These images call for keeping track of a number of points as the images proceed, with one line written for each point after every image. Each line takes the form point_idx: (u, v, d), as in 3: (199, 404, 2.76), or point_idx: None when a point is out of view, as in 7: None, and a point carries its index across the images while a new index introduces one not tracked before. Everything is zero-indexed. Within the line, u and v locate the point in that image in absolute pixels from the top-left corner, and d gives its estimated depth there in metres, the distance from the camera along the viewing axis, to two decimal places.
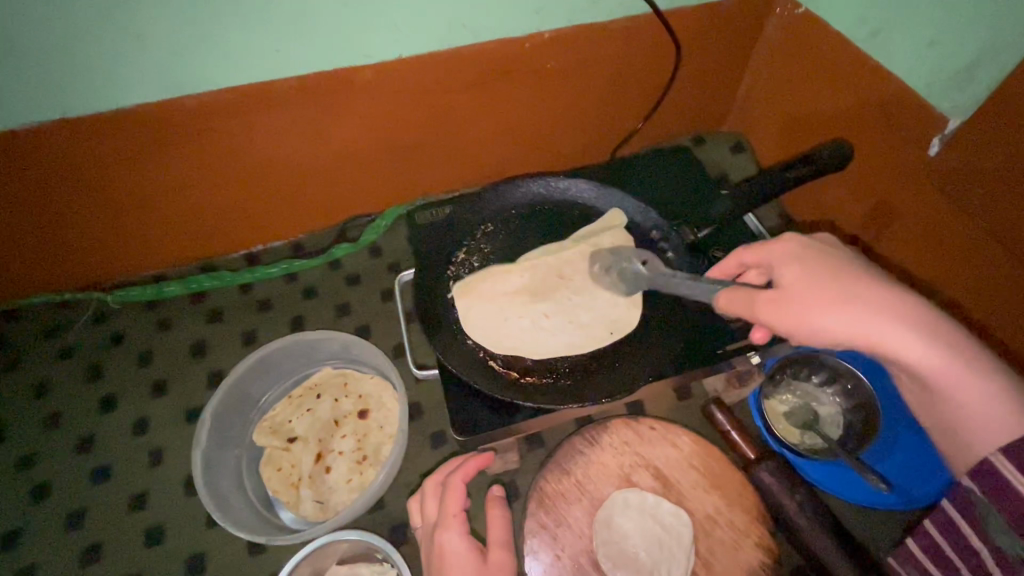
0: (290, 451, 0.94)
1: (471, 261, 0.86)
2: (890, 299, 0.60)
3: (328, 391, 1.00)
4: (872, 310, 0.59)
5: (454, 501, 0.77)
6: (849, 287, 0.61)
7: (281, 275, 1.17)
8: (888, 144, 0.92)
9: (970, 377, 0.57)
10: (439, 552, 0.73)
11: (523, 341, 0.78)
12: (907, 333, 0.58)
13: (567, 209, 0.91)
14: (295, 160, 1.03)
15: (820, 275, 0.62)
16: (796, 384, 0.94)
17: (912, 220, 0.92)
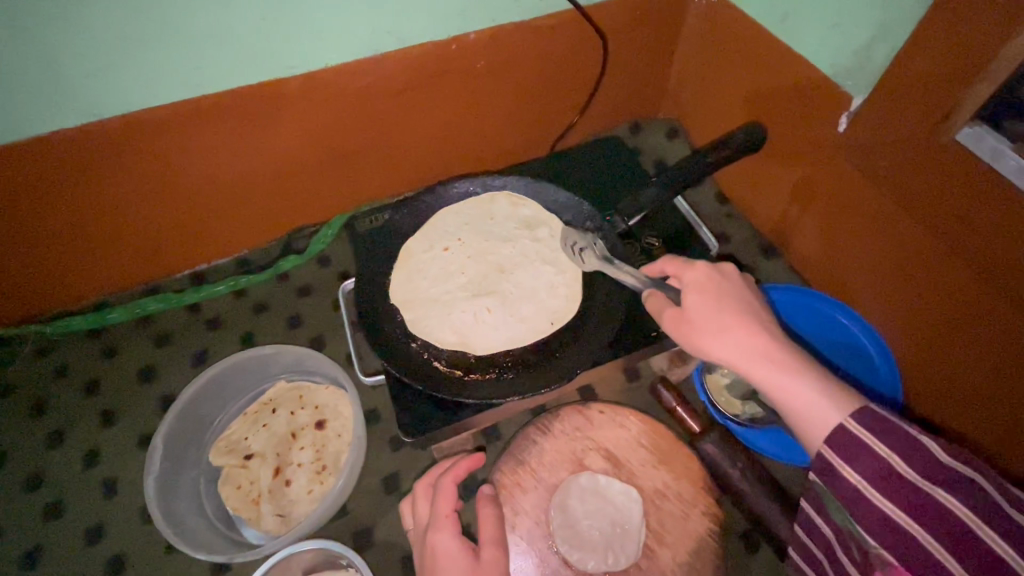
0: (247, 468, 0.94)
1: (411, 264, 0.87)
2: (755, 327, 0.59)
3: (284, 405, 1.00)
4: (733, 335, 0.58)
5: (446, 501, 0.71)
6: (725, 311, 0.60)
7: (228, 292, 1.16)
8: (803, 122, 0.97)
9: (810, 398, 0.55)
10: (431, 554, 0.68)
11: (467, 337, 0.78)
12: (758, 358, 0.57)
13: (502, 206, 0.93)
14: (231, 175, 1.02)
15: (707, 296, 0.61)
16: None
17: (829, 193, 0.97)
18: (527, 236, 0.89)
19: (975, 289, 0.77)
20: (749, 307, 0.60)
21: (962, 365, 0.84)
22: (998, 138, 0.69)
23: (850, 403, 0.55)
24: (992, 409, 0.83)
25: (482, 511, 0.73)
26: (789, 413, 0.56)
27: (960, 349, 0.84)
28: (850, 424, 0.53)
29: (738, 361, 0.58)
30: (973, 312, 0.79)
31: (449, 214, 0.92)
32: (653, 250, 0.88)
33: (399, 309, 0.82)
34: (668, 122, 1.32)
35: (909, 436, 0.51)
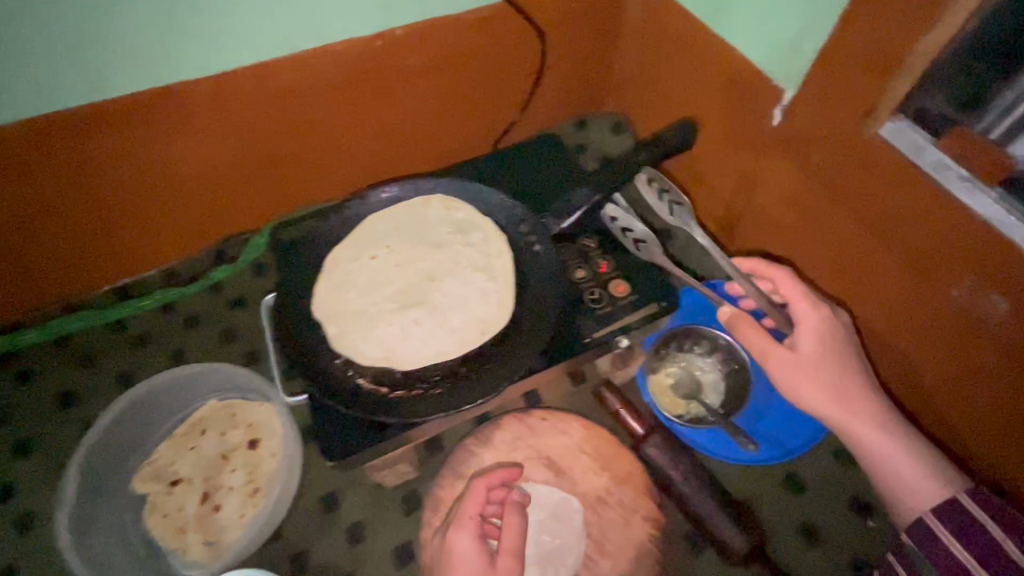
0: (174, 495, 0.89)
1: (337, 274, 0.82)
2: (865, 387, 0.74)
3: (213, 426, 0.95)
4: (856, 399, 0.73)
5: (472, 504, 0.71)
6: (837, 367, 0.74)
7: (157, 307, 1.10)
8: (738, 116, 0.95)
9: (907, 466, 0.68)
10: (447, 552, 0.68)
11: (394, 351, 0.75)
12: (874, 419, 0.71)
13: (433, 210, 0.89)
14: (149, 185, 0.95)
15: (820, 350, 0.75)
16: (681, 357, 0.97)
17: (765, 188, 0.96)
18: (459, 241, 0.86)
19: (904, 285, 0.77)
20: (852, 369, 0.74)
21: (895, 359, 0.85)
22: (919, 133, 0.70)
23: (947, 481, 0.67)
24: (927, 400, 0.83)
25: (508, 514, 0.70)
26: (884, 468, 0.70)
27: (890, 344, 0.84)
28: (961, 496, 0.61)
29: (844, 415, 0.72)
30: (902, 308, 0.79)
31: (378, 220, 0.87)
32: (589, 252, 0.84)
33: (322, 324, 0.77)
34: (615, 115, 1.29)
35: (1002, 506, 0.58)
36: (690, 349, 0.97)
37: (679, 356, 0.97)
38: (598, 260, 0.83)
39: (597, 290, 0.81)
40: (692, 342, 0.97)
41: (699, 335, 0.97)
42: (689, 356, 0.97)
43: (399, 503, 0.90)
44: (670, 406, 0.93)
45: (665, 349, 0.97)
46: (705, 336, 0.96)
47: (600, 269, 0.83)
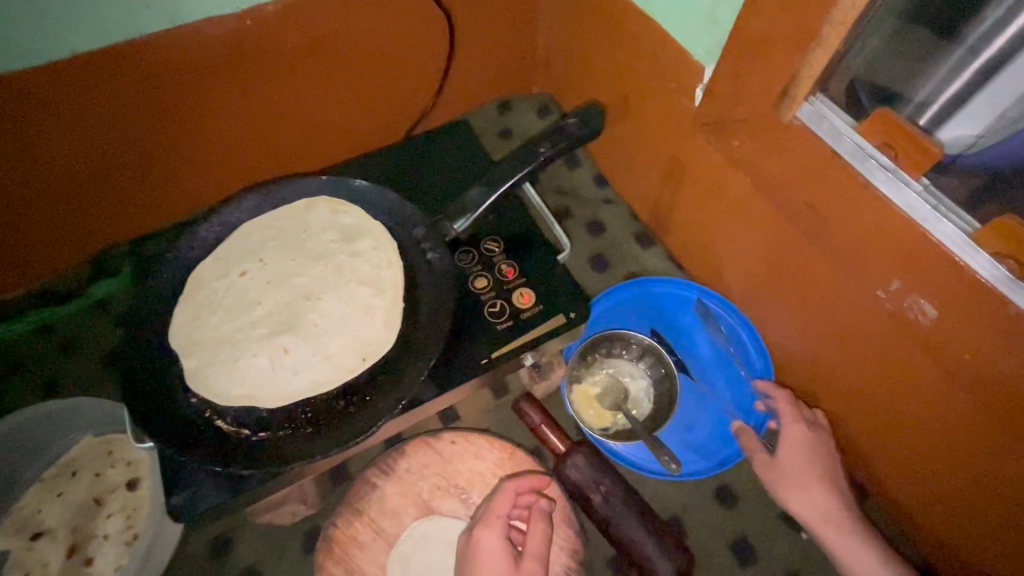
0: (36, 549, 0.78)
1: (200, 295, 0.71)
2: (835, 493, 0.74)
3: (86, 466, 0.85)
4: (824, 505, 0.74)
5: (503, 501, 0.67)
6: (817, 473, 0.75)
7: (26, 330, 0.96)
8: (662, 98, 0.86)
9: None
10: (473, 549, 0.64)
11: (260, 386, 0.65)
12: (840, 526, 0.72)
13: (315, 215, 0.78)
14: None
15: (799, 456, 0.76)
16: (608, 363, 0.89)
17: (695, 178, 0.87)
18: (344, 251, 0.75)
19: (841, 287, 0.68)
20: (833, 480, 0.75)
21: (830, 362, 0.78)
22: (839, 116, 0.61)
23: None
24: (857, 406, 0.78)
25: (537, 517, 0.67)
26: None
27: (827, 346, 0.77)
28: None
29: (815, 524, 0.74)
30: (843, 310, 0.70)
31: (251, 230, 0.76)
32: (492, 257, 0.76)
33: (179, 356, 0.67)
34: (542, 98, 1.18)
35: None
36: (617, 355, 0.89)
37: (605, 362, 0.89)
38: (501, 266, 0.75)
39: (498, 301, 0.72)
40: (619, 346, 0.89)
41: (627, 337, 0.88)
42: (615, 362, 0.89)
43: (298, 542, 0.81)
44: (591, 419, 0.84)
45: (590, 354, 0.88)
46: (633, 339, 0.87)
47: (505, 276, 0.74)
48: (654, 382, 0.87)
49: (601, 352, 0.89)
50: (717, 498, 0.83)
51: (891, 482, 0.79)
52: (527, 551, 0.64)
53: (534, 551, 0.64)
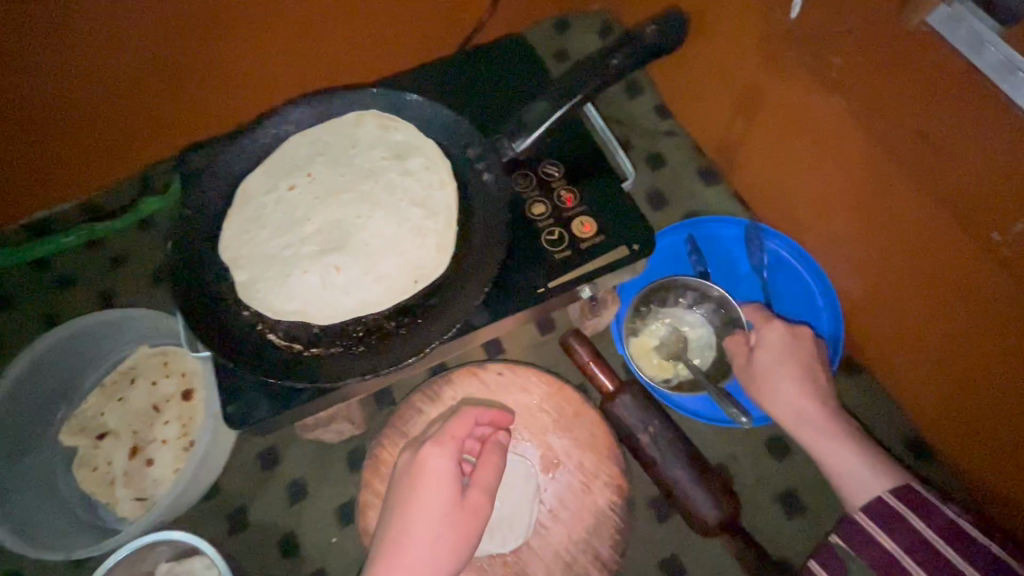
0: (102, 448, 0.83)
1: (250, 210, 0.69)
2: (812, 391, 0.70)
3: (143, 375, 0.87)
4: (804, 406, 0.70)
5: (460, 427, 0.62)
6: (795, 374, 0.71)
7: (81, 244, 0.98)
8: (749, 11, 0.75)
9: (851, 471, 0.66)
10: (418, 466, 0.60)
11: (310, 302, 0.64)
12: (820, 426, 0.69)
13: (364, 131, 0.74)
14: (54, 110, 0.80)
15: (776, 356, 0.72)
16: (664, 310, 0.83)
17: (776, 106, 0.77)
18: (394, 168, 0.71)
19: (943, 229, 0.60)
20: (816, 379, 0.71)
21: (912, 314, 0.71)
22: (981, 18, 0.52)
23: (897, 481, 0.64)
24: (935, 363, 0.72)
25: (496, 452, 0.63)
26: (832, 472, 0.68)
27: (914, 297, 0.70)
28: (888, 496, 0.60)
29: (791, 425, 0.71)
30: (942, 256, 0.63)
31: (298, 144, 0.73)
32: (550, 182, 0.71)
33: (229, 268, 0.66)
34: (602, 16, 1.07)
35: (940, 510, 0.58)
36: (674, 299, 0.83)
37: (660, 310, 0.83)
38: (561, 193, 0.70)
39: (556, 229, 0.68)
40: (676, 290, 0.82)
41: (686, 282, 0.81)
42: (672, 308, 0.83)
43: (344, 459, 0.83)
44: (653, 371, 0.81)
45: (645, 302, 0.82)
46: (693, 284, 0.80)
47: (564, 202, 0.69)
48: (715, 325, 0.82)
49: (658, 298, 0.83)
50: (770, 448, 0.80)
51: (966, 445, 0.74)
52: (482, 481, 0.61)
53: (487, 483, 0.61)
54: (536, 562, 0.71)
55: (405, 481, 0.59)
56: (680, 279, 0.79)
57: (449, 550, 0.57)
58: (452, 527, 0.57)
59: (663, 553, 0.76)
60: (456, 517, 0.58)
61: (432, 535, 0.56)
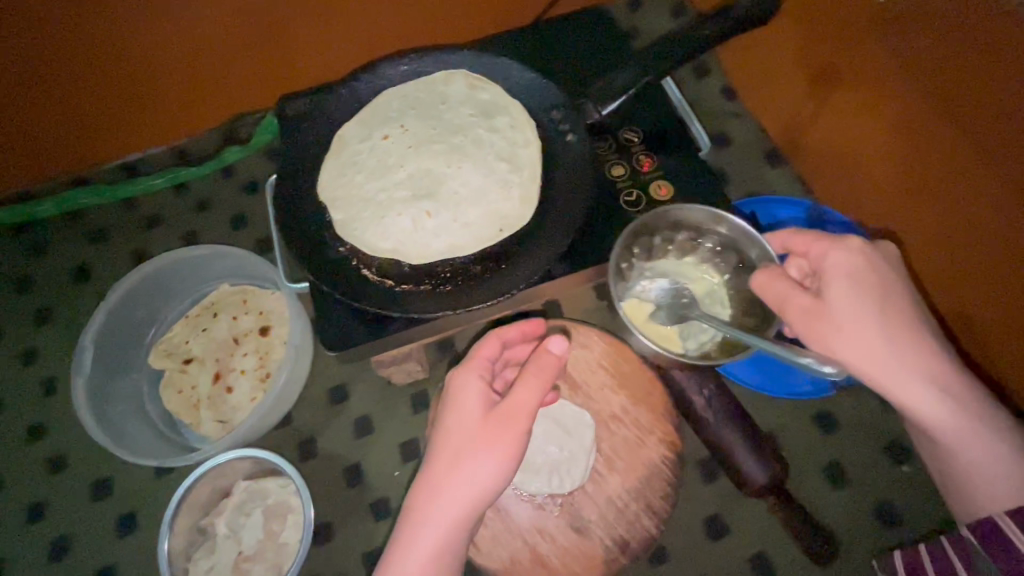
0: (187, 373, 0.89)
1: (347, 156, 0.74)
2: (915, 343, 0.53)
3: (226, 310, 0.93)
4: (912, 374, 0.52)
5: (488, 347, 0.61)
6: (900, 330, 0.53)
7: (168, 187, 1.04)
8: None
9: (987, 456, 0.53)
10: (452, 393, 0.59)
11: (402, 242, 0.69)
12: (940, 400, 0.52)
13: (453, 89, 0.78)
14: (182, 63, 0.89)
15: (865, 305, 0.53)
16: (652, 266, 0.72)
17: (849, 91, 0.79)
18: (481, 125, 0.75)
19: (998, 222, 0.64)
20: (911, 326, 0.53)
21: (962, 291, 0.74)
22: None
23: None
24: (982, 348, 0.74)
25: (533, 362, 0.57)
26: (962, 461, 0.54)
27: (981, 286, 0.71)
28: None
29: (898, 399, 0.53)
30: (997, 243, 0.66)
31: (392, 98, 0.78)
32: (630, 147, 0.74)
33: (327, 208, 0.71)
34: None
35: None
36: (663, 245, 0.72)
37: (649, 262, 0.73)
38: (640, 157, 0.73)
39: (634, 191, 0.71)
40: (663, 235, 0.71)
41: (665, 220, 0.69)
42: (660, 254, 0.73)
43: (407, 401, 0.88)
44: (659, 332, 0.70)
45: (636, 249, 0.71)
46: (696, 219, 0.69)
47: (642, 167, 0.73)
48: (721, 266, 0.72)
49: (644, 249, 0.71)
50: (818, 420, 0.83)
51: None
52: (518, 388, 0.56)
53: (527, 391, 0.56)
54: (590, 506, 0.74)
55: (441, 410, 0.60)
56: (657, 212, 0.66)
57: (499, 462, 0.54)
58: (487, 439, 0.55)
59: (708, 511, 0.79)
60: (488, 429, 0.55)
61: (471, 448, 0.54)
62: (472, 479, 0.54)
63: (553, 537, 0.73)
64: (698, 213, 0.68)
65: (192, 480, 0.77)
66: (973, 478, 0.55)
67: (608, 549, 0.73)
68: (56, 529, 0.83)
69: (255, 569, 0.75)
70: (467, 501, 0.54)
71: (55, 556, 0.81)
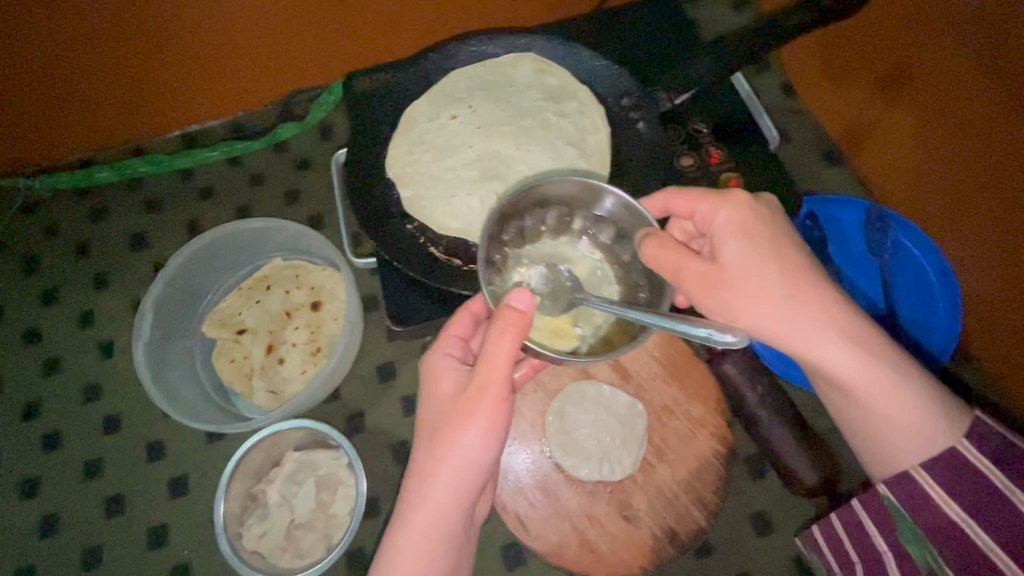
0: (240, 343, 0.91)
1: (416, 135, 0.75)
2: (808, 304, 0.51)
3: (279, 284, 0.94)
4: (812, 319, 0.51)
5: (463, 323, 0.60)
6: (778, 275, 0.52)
7: (223, 159, 1.04)
8: (892, 19, 0.77)
9: (899, 406, 0.50)
10: (428, 371, 0.59)
11: (471, 222, 0.69)
12: (849, 347, 0.50)
13: (522, 72, 0.78)
14: (259, 51, 0.93)
15: (754, 251, 0.53)
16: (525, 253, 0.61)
17: (898, 111, 0.82)
18: (550, 109, 0.75)
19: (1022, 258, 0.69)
20: (798, 284, 0.52)
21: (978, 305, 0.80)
22: None
23: (951, 413, 0.49)
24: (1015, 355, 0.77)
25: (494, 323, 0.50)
26: (873, 416, 0.51)
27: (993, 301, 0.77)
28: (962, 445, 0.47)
29: (802, 347, 0.51)
30: (1012, 271, 0.72)
31: (461, 78, 0.78)
32: (699, 138, 0.74)
33: (396, 185, 0.72)
34: None
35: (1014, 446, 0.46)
36: (536, 221, 0.61)
37: (526, 247, 0.62)
38: (708, 149, 0.73)
39: (703, 182, 0.71)
40: (533, 216, 0.60)
41: (529, 198, 0.57)
42: (535, 236, 0.62)
43: None
44: (558, 327, 0.60)
45: (506, 236, 0.59)
46: (567, 191, 0.57)
47: (711, 159, 0.72)
48: (598, 241, 0.62)
49: (514, 234, 0.60)
50: None
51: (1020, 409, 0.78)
52: (488, 353, 0.51)
53: (495, 356, 0.51)
54: (640, 495, 0.75)
55: (421, 392, 0.59)
56: (523, 191, 0.54)
57: (481, 433, 0.52)
58: (463, 414, 0.52)
59: (755, 508, 0.79)
60: (463, 404, 0.52)
61: (449, 427, 0.52)
62: (458, 457, 0.52)
63: (602, 523, 0.74)
64: (561, 183, 0.56)
65: (248, 447, 0.79)
66: (902, 446, 0.50)
67: (657, 538, 0.73)
68: (112, 487, 0.85)
69: (306, 537, 0.76)
70: (457, 478, 0.52)
71: (110, 513, 0.84)
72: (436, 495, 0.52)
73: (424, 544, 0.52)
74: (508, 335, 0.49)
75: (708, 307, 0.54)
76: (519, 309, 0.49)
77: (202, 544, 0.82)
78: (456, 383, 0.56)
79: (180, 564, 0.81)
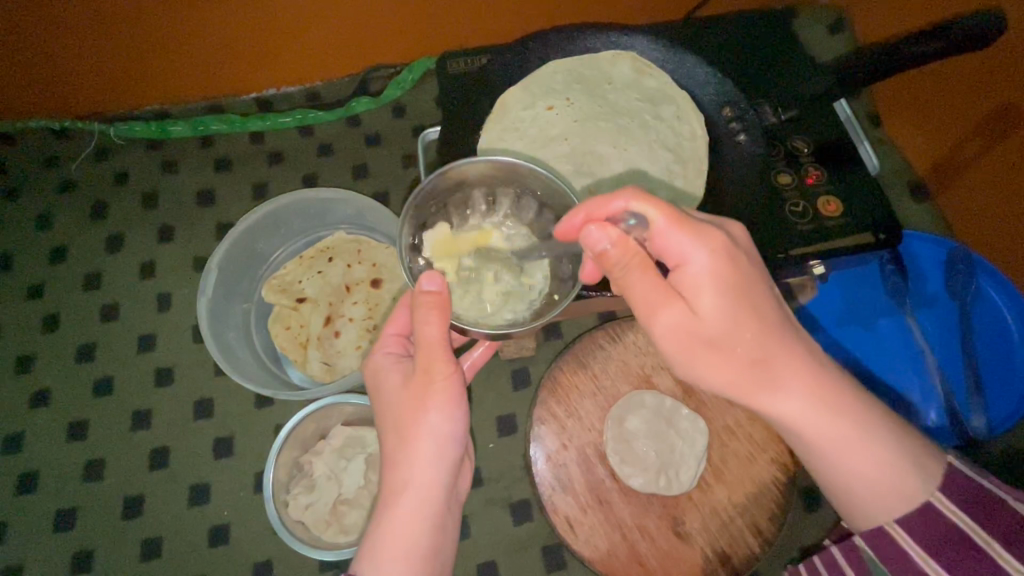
0: (299, 312, 0.90)
1: (511, 122, 0.74)
2: (781, 350, 0.47)
3: (340, 256, 0.93)
4: (781, 375, 0.47)
5: (394, 321, 0.62)
6: (749, 335, 0.46)
7: (294, 126, 1.03)
8: (981, 83, 0.77)
9: (880, 463, 0.47)
10: (373, 374, 0.60)
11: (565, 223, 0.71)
12: (813, 402, 0.47)
13: (623, 72, 0.76)
14: (351, 34, 0.94)
15: (728, 308, 0.46)
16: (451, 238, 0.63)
17: (978, 171, 0.83)
18: (647, 112, 0.75)
19: None
20: (773, 327, 0.47)
21: None
22: None
23: (924, 465, 0.48)
24: None
25: (416, 311, 0.53)
26: (845, 479, 0.49)
27: None
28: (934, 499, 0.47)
29: (777, 410, 0.48)
30: None
31: (557, 70, 0.77)
32: (799, 156, 0.73)
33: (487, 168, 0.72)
34: (833, 12, 0.98)
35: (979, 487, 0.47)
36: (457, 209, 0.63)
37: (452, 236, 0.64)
38: (808, 169, 0.72)
39: (801, 202, 0.70)
40: (456, 201, 0.61)
41: (448, 182, 0.58)
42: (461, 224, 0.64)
43: (509, 377, 0.87)
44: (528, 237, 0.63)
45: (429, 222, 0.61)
46: (484, 174, 0.59)
47: (809, 178, 0.72)
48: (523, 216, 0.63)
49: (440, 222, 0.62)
50: None
51: None
52: (418, 339, 0.54)
53: (425, 341, 0.53)
54: (693, 513, 0.73)
55: (370, 393, 0.61)
56: (441, 172, 0.55)
57: (441, 410, 0.54)
58: (418, 397, 0.55)
59: (807, 541, 0.77)
60: (413, 390, 0.55)
61: (410, 411, 0.55)
62: (424, 437, 0.54)
63: (653, 536, 0.72)
64: (478, 166, 0.58)
65: (298, 419, 0.79)
66: (877, 505, 0.49)
67: (708, 559, 0.71)
68: (159, 440, 0.85)
69: (351, 513, 0.76)
70: (428, 455, 0.54)
71: (155, 465, 0.84)
72: (412, 477, 0.54)
73: (409, 526, 0.53)
74: (433, 318, 0.52)
75: (671, 352, 0.49)
76: (593, 247, 0.49)
77: (242, 507, 0.81)
78: (403, 374, 0.58)
79: (218, 524, 0.81)
